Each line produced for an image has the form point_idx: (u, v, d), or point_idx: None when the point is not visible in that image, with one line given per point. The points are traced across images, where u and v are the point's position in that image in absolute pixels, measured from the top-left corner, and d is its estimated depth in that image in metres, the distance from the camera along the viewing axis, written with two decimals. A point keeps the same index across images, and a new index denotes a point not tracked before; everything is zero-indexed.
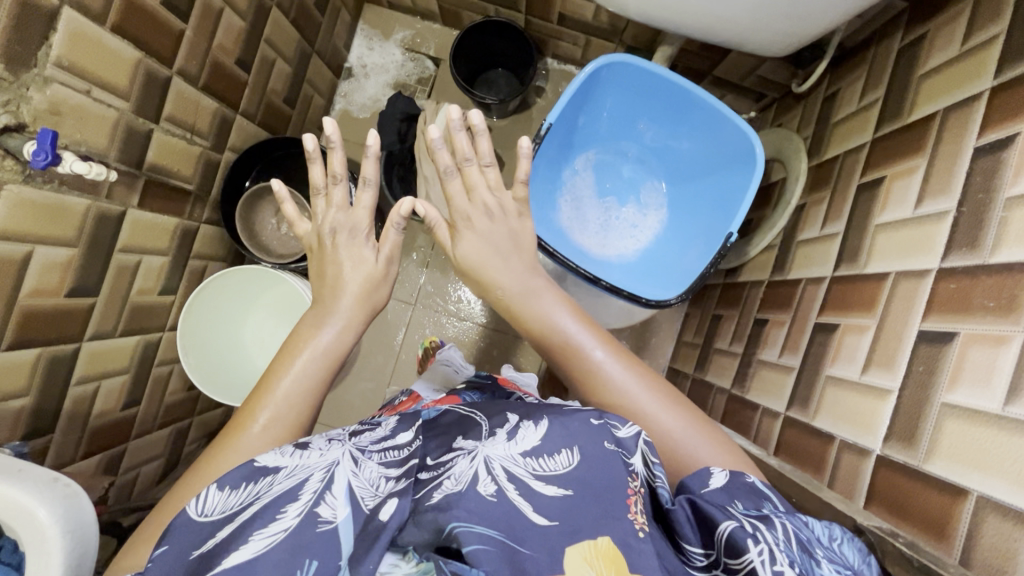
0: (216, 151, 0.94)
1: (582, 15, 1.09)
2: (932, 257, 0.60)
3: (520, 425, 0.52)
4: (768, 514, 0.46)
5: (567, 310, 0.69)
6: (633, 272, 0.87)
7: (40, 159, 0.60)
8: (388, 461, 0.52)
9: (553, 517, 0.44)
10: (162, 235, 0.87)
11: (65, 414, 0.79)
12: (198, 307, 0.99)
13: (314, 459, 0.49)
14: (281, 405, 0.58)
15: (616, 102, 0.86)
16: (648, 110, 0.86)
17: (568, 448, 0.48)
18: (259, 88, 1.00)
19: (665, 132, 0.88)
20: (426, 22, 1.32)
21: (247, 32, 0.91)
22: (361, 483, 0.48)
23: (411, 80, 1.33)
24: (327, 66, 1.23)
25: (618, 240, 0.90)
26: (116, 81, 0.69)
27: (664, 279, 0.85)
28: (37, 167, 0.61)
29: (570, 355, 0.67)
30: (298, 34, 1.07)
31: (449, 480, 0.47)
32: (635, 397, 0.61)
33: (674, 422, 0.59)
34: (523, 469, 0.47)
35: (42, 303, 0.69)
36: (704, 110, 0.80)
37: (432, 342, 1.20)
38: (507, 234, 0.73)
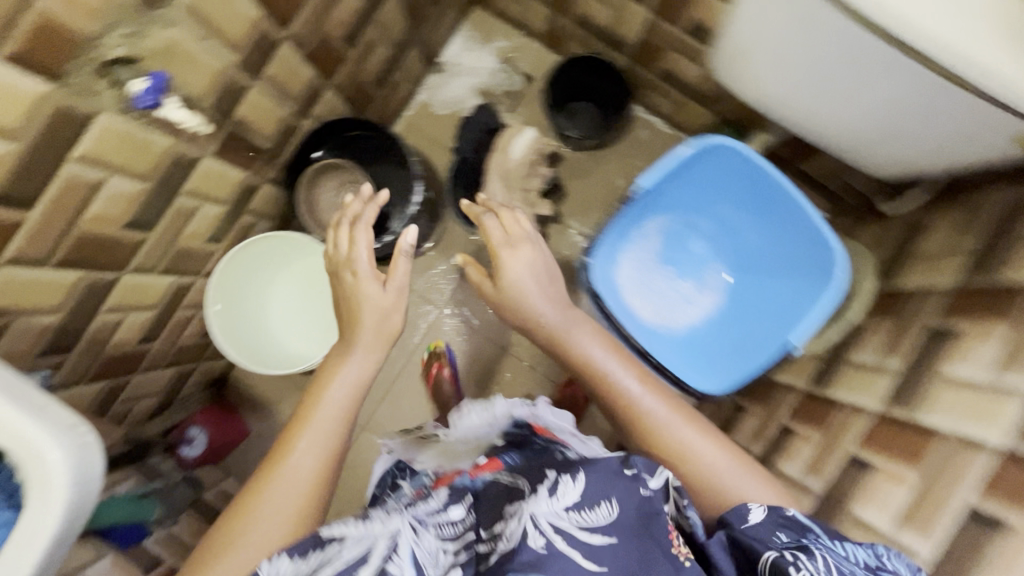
0: (298, 118, 0.94)
1: (686, 76, 1.08)
2: (998, 433, 0.58)
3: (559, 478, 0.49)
4: (808, 546, 0.46)
5: (599, 342, 0.75)
6: (684, 350, 0.85)
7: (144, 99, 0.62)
8: (446, 536, 0.51)
9: (601, 564, 0.44)
10: (227, 187, 0.87)
11: (87, 339, 0.79)
12: (247, 257, 1.00)
13: (375, 527, 0.49)
14: (321, 429, 0.68)
15: (706, 182, 0.85)
16: (736, 195, 0.84)
17: (606, 499, 0.47)
18: (355, 66, 1.00)
19: (746, 221, 0.85)
20: (527, 38, 1.32)
21: (361, 11, 0.91)
22: (422, 552, 0.48)
23: (497, 90, 1.33)
24: (420, 57, 1.23)
25: (670, 312, 0.88)
26: (233, 35, 0.69)
27: (716, 366, 0.83)
28: (139, 106, 0.62)
29: (605, 385, 0.72)
30: (405, 22, 1.07)
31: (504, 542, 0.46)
32: (673, 427, 0.67)
33: (702, 444, 0.65)
34: (564, 520, 0.45)
35: (99, 229, 0.69)
36: (796, 216, 0.78)
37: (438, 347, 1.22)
38: (546, 265, 0.78)
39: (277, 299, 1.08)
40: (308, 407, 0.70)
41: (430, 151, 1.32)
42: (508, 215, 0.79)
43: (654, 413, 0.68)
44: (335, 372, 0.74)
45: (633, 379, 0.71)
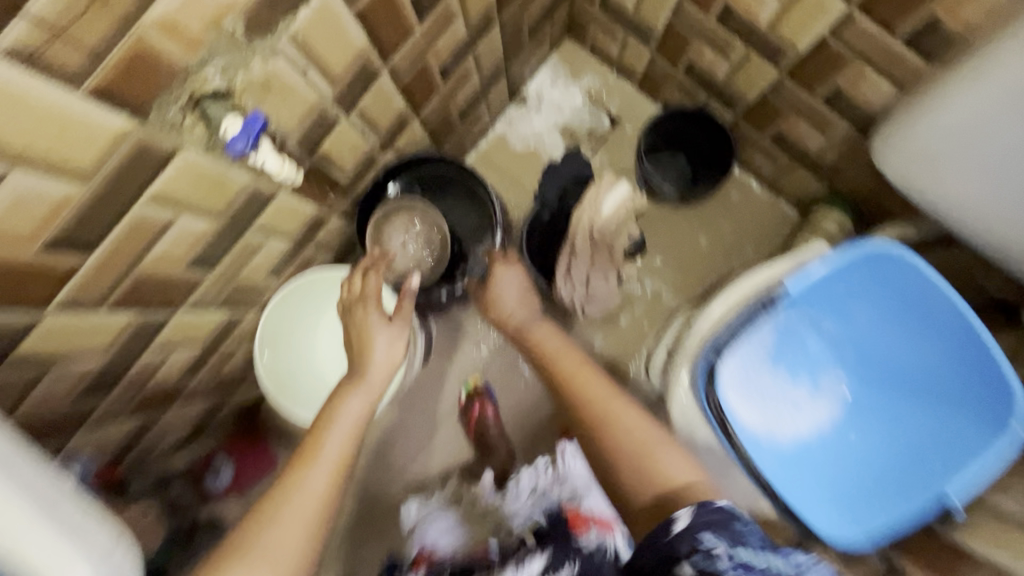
0: (380, 150, 0.86)
1: (804, 143, 0.97)
2: None
3: None
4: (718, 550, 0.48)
5: (555, 337, 0.83)
6: (803, 476, 0.75)
7: (238, 143, 0.52)
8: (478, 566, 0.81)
9: None
10: (297, 221, 0.79)
11: (128, 379, 0.70)
12: (291, 296, 0.92)
13: None
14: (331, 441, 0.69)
15: (858, 288, 0.74)
16: (887, 307, 0.74)
17: None
18: (446, 98, 0.92)
19: (887, 340, 0.75)
20: (619, 78, 1.23)
21: (464, 43, 0.82)
22: None
23: (581, 129, 1.23)
24: (506, 89, 1.14)
25: (777, 420, 0.76)
26: (334, 67, 0.61)
27: (838, 503, 0.74)
28: (234, 149, 0.53)
29: (560, 379, 0.77)
30: (501, 54, 0.98)
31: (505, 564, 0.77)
32: (611, 407, 0.71)
33: (627, 422, 0.69)
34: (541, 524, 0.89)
35: (160, 269, 0.61)
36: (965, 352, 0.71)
37: (477, 388, 1.17)
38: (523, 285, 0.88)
39: (319, 338, 0.99)
40: (319, 428, 0.70)
41: (501, 188, 1.23)
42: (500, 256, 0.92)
43: (593, 399, 0.72)
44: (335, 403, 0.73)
45: (595, 380, 0.75)
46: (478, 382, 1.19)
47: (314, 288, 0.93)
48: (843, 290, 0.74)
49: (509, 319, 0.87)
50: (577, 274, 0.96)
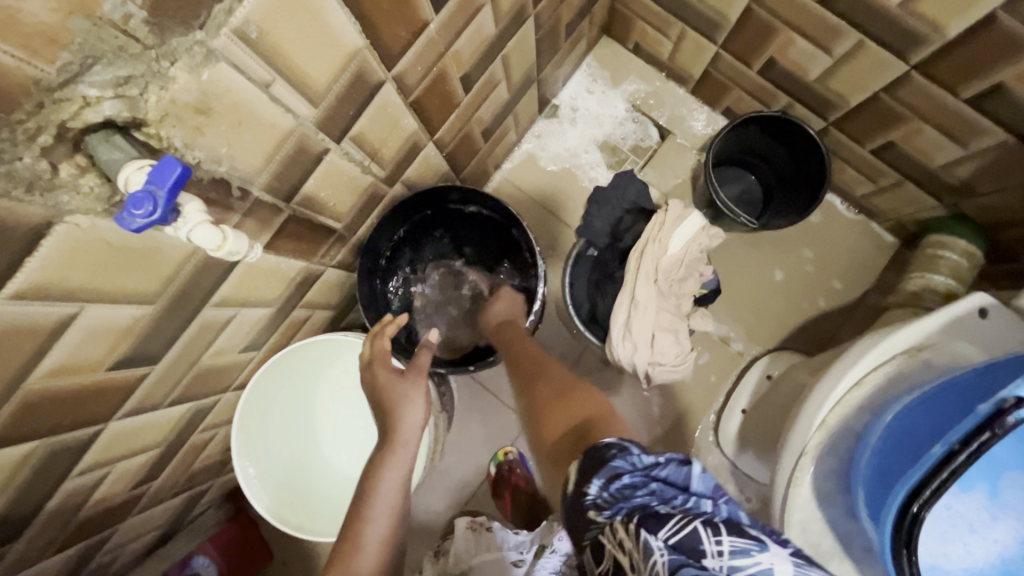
0: (386, 184, 0.66)
1: (927, 155, 0.75)
2: None
3: None
4: (618, 496, 0.38)
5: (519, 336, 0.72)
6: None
7: (140, 212, 0.31)
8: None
9: None
10: (278, 283, 0.60)
11: (45, 514, 0.51)
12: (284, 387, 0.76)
13: None
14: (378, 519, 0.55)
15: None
16: None
17: None
18: (467, 114, 0.72)
19: None
20: (670, 83, 1.02)
21: (492, 42, 0.63)
22: None
23: (625, 145, 1.03)
24: (537, 98, 0.94)
25: (962, 558, 0.53)
26: (313, 78, 0.41)
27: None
28: (131, 223, 0.31)
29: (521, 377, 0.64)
30: (534, 57, 0.79)
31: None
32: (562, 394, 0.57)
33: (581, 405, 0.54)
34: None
35: (65, 382, 0.41)
36: None
37: (507, 456, 0.98)
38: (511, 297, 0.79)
39: (337, 434, 0.82)
40: (354, 509, 0.55)
41: (531, 216, 1.03)
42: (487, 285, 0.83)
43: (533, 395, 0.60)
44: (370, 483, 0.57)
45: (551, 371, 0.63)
46: (508, 450, 0.99)
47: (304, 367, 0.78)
48: None
49: (493, 318, 0.78)
50: (639, 332, 0.75)
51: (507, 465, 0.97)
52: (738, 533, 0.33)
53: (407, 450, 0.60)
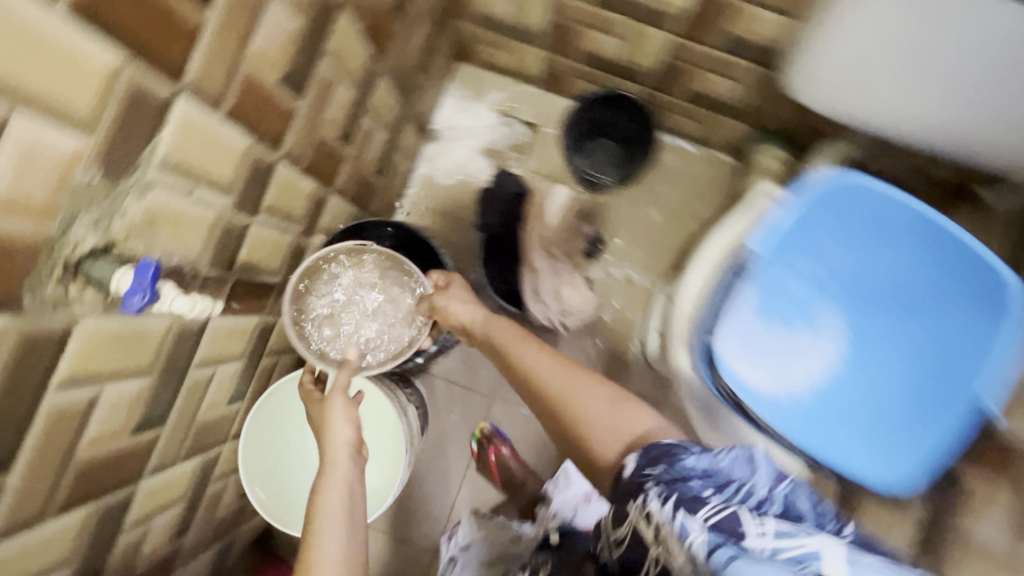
0: (304, 236, 0.81)
1: (719, 93, 0.96)
2: None
3: None
4: (668, 488, 0.55)
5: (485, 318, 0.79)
6: (840, 426, 0.75)
7: (135, 299, 0.45)
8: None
9: None
10: (241, 339, 0.73)
11: (110, 570, 0.63)
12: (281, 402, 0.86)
13: None
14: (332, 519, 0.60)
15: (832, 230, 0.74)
16: (855, 238, 0.74)
17: None
18: (354, 162, 0.88)
19: (861, 261, 0.74)
20: (522, 85, 1.20)
21: (354, 104, 0.79)
22: None
23: (502, 146, 1.21)
24: (414, 130, 1.11)
25: (788, 374, 0.76)
26: (222, 176, 0.56)
27: (872, 439, 0.74)
28: (129, 307, 0.46)
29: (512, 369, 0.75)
30: (397, 101, 0.95)
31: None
32: (578, 396, 0.69)
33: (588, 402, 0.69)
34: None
35: (102, 450, 0.54)
36: (935, 248, 0.70)
37: (484, 431, 1.13)
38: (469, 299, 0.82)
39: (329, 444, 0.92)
40: (307, 525, 0.60)
41: (443, 227, 1.19)
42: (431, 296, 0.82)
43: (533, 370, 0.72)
44: (319, 494, 0.63)
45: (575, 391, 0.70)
46: (483, 425, 1.14)
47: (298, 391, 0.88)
48: (808, 231, 0.74)
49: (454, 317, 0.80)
50: (545, 292, 0.93)
51: (486, 439, 1.12)
52: (779, 524, 0.50)
53: (347, 456, 0.66)
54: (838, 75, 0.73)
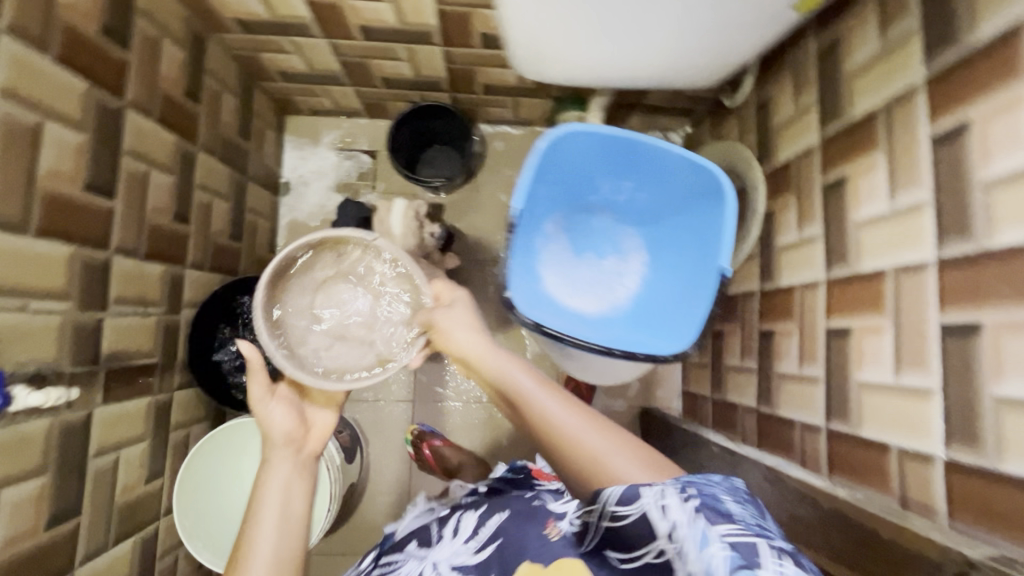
0: (173, 313, 0.89)
1: (505, 81, 1.09)
2: (926, 248, 0.60)
3: (464, 518, 0.86)
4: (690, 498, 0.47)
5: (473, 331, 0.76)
6: (624, 326, 0.84)
7: None
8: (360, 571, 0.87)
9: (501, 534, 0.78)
10: (137, 420, 0.81)
11: None
12: (203, 457, 0.92)
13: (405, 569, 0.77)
14: (276, 512, 0.69)
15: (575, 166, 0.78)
16: (605, 167, 0.80)
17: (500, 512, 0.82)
18: (203, 235, 0.97)
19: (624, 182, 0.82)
20: (352, 120, 1.31)
21: (178, 186, 0.88)
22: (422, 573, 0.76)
23: (353, 178, 1.31)
24: (264, 188, 1.20)
25: (608, 290, 0.88)
26: (51, 285, 0.64)
27: (655, 332, 0.81)
28: None
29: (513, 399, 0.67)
30: (229, 169, 1.05)
31: (406, 568, 0.80)
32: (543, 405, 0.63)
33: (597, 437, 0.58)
34: (464, 555, 0.78)
35: (18, 549, 0.61)
36: (653, 156, 0.75)
37: (416, 431, 1.23)
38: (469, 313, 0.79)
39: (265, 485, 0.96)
40: (251, 517, 0.69)
41: None
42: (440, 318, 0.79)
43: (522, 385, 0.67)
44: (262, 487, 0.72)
45: (544, 395, 0.65)
46: (414, 426, 1.25)
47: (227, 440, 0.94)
48: (566, 176, 0.81)
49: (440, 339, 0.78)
50: None
51: (419, 437, 1.22)
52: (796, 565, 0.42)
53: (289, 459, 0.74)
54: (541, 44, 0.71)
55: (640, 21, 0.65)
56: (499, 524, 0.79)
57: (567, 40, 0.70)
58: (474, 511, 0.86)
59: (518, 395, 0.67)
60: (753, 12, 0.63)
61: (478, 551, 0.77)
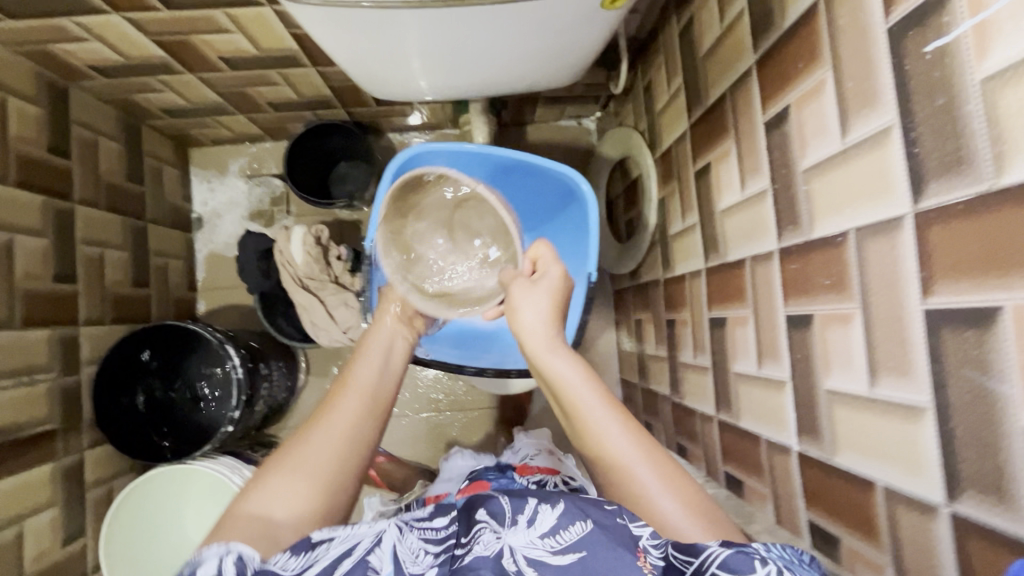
0: (69, 374, 0.88)
1: None
2: (770, 238, 0.58)
3: (539, 507, 0.54)
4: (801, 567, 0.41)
5: (543, 307, 0.67)
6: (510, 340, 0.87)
7: None
8: (428, 538, 0.56)
9: (580, 549, 0.48)
10: (40, 488, 0.81)
11: None
12: (141, 496, 0.91)
13: (362, 529, 0.52)
14: (323, 442, 0.55)
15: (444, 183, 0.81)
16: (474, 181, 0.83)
17: (582, 520, 0.51)
18: (96, 289, 0.95)
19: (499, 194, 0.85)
20: (257, 145, 1.28)
21: (53, 246, 0.86)
22: (404, 549, 0.52)
23: (265, 204, 1.27)
24: (170, 227, 1.18)
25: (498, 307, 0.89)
26: None
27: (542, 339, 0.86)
28: None
29: (569, 409, 0.61)
30: (120, 216, 1.03)
31: (477, 545, 0.50)
32: (608, 435, 0.56)
33: (647, 470, 0.53)
34: (542, 549, 0.50)
35: None
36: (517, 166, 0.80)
37: None
38: (549, 298, 0.68)
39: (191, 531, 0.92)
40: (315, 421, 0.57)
41: (243, 296, 1.27)
42: (522, 285, 0.70)
43: (578, 390, 0.60)
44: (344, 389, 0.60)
45: (602, 412, 0.58)
46: None
47: (176, 482, 0.92)
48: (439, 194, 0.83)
49: (518, 330, 0.67)
50: (322, 320, 1.03)
51: None
52: None
53: (357, 395, 0.60)
54: (379, 65, 0.72)
55: (465, 41, 0.67)
56: (586, 533, 0.49)
57: (407, 65, 0.72)
58: (551, 507, 0.54)
59: (574, 408, 0.59)
60: (565, 19, 0.64)
61: (559, 555, 0.49)
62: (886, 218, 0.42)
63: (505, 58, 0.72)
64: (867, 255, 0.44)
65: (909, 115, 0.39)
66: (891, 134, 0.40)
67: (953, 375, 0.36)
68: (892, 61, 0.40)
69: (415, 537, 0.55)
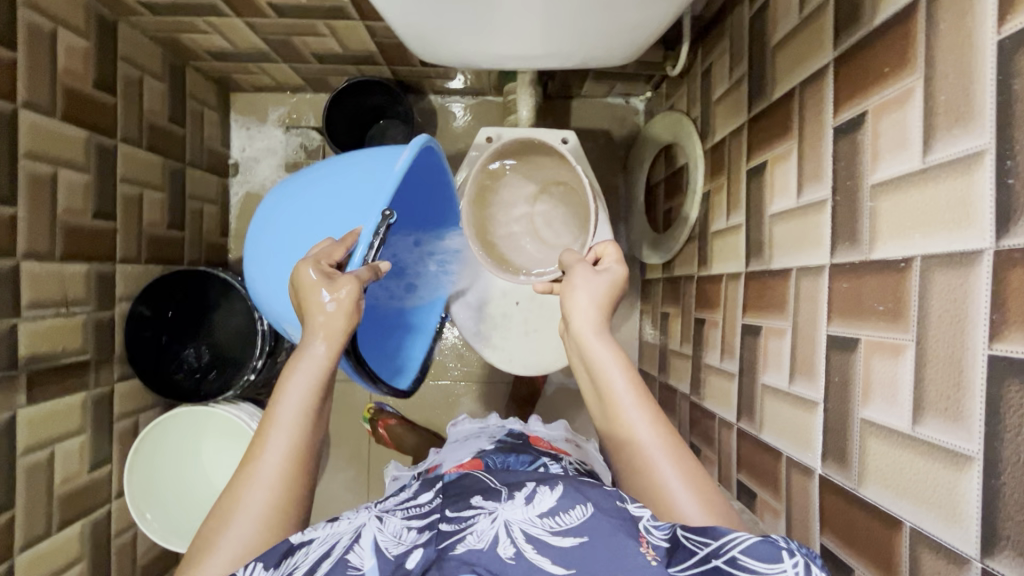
0: (104, 309, 0.91)
1: None
2: (822, 252, 0.55)
3: (537, 489, 0.51)
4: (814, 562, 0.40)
5: (595, 297, 0.61)
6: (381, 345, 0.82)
7: None
8: (412, 516, 0.51)
9: (582, 534, 0.44)
10: (71, 415, 0.85)
11: None
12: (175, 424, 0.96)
13: (342, 527, 0.49)
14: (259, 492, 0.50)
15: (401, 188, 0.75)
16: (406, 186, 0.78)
17: (581, 503, 0.47)
18: (132, 228, 0.97)
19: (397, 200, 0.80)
20: (297, 95, 1.26)
21: (95, 184, 0.88)
22: (386, 536, 0.47)
23: (300, 156, 1.27)
24: (207, 172, 1.18)
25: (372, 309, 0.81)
26: None
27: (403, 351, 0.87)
28: None
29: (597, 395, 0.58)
30: (161, 157, 1.04)
31: (471, 534, 0.45)
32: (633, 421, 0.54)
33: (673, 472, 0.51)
34: (541, 528, 0.46)
35: None
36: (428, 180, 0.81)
37: (370, 409, 1.24)
38: (608, 284, 0.63)
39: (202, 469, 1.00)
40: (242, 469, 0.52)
41: None
42: (581, 273, 0.63)
43: (614, 382, 0.56)
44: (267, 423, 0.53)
45: (632, 400, 0.55)
46: (371, 404, 1.26)
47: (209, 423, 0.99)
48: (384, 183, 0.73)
49: (568, 310, 0.61)
50: None
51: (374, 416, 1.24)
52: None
53: (281, 440, 0.53)
54: (429, 29, 0.69)
55: (518, 10, 0.64)
56: (587, 519, 0.45)
57: (459, 31, 0.69)
58: (551, 489, 0.50)
59: (606, 390, 0.56)
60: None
61: (558, 536, 0.44)
62: (958, 252, 0.39)
63: (561, 31, 0.68)
64: (930, 286, 0.41)
65: (1008, 143, 0.35)
66: (983, 160, 0.37)
67: (1010, 431, 0.35)
68: (998, 80, 0.36)
69: (397, 518, 0.51)
